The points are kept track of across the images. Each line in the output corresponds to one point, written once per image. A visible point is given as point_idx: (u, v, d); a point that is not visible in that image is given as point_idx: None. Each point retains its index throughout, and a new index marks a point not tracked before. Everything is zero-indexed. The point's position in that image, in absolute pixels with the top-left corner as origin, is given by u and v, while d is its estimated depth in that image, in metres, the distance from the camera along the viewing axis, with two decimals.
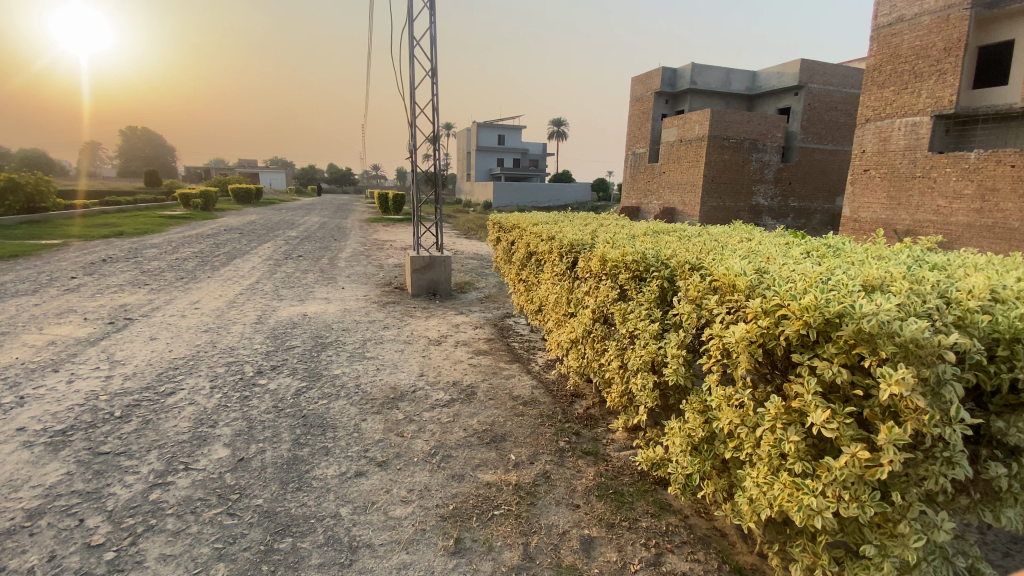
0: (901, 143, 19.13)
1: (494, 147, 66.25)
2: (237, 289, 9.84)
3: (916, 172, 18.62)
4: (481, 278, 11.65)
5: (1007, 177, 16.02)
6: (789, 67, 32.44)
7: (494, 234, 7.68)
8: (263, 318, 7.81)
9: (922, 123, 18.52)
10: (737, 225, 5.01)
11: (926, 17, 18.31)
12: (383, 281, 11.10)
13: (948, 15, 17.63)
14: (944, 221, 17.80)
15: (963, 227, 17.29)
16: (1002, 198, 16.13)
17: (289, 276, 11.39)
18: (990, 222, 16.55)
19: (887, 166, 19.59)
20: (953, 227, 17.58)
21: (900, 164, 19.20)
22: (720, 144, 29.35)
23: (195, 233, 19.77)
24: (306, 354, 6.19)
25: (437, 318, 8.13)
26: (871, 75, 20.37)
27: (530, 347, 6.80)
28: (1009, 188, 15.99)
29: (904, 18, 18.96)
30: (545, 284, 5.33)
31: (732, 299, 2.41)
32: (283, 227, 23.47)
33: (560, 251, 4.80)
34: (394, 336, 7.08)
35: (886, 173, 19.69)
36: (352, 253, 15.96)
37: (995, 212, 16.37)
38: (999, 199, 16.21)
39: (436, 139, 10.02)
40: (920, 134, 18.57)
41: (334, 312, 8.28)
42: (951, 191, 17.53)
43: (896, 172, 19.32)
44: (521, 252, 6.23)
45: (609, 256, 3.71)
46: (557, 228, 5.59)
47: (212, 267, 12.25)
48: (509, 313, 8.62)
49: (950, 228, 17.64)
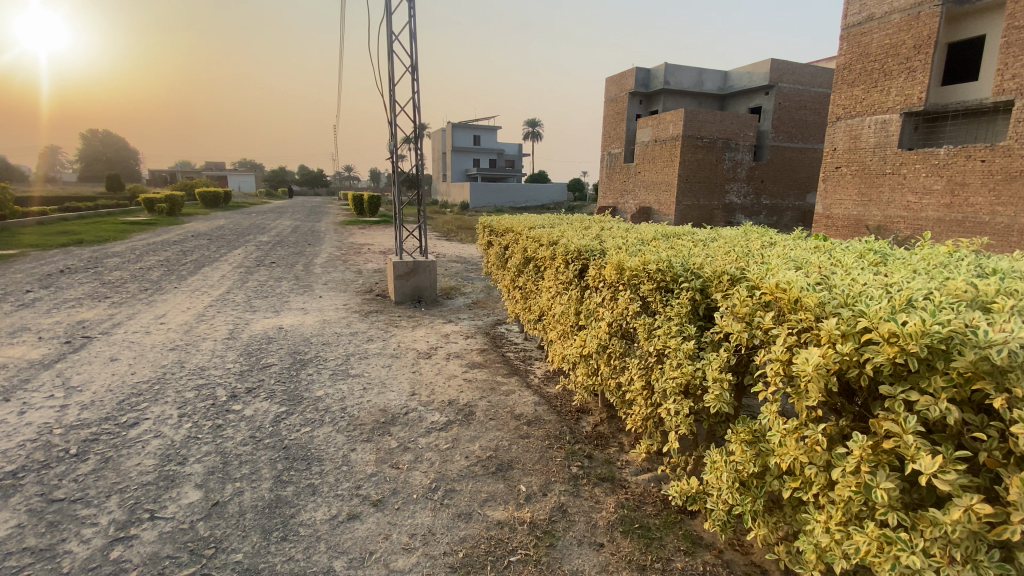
0: (872, 140, 19.40)
1: (469, 147, 65.70)
2: (207, 301, 9.18)
3: (886, 168, 18.94)
4: (466, 282, 11.23)
5: (976, 172, 16.34)
6: (760, 67, 32.90)
7: (485, 238, 7.29)
8: (236, 333, 7.23)
9: (892, 121, 18.83)
10: (748, 226, 4.72)
11: (896, 15, 18.58)
12: (364, 288, 10.58)
13: (917, 13, 17.93)
14: (915, 217, 18.14)
15: (933, 222, 17.64)
16: (971, 193, 16.50)
17: (263, 285, 10.76)
18: (960, 216, 16.92)
19: (859, 163, 19.86)
20: (924, 222, 17.94)
21: (870, 161, 19.48)
22: (697, 143, 29.51)
23: (160, 239, 18.80)
24: (285, 373, 5.68)
25: (424, 328, 7.70)
26: (841, 74, 20.66)
27: (526, 357, 6.44)
28: (979, 182, 16.32)
29: (874, 17, 19.23)
30: (545, 291, 4.96)
31: (796, 318, 2.09)
32: (254, 232, 22.57)
33: (565, 257, 4.42)
34: (381, 349, 6.61)
35: (857, 170, 19.96)
36: (329, 258, 15.34)
37: (965, 206, 16.71)
38: (969, 194, 16.55)
39: (416, 139, 9.58)
40: (890, 132, 18.88)
41: (314, 324, 7.75)
42: (921, 187, 17.88)
43: (867, 168, 19.60)
44: (517, 258, 5.86)
45: (626, 264, 3.35)
46: (557, 232, 5.22)
47: (180, 277, 11.51)
48: (500, 320, 8.24)
49: (921, 223, 18.00)
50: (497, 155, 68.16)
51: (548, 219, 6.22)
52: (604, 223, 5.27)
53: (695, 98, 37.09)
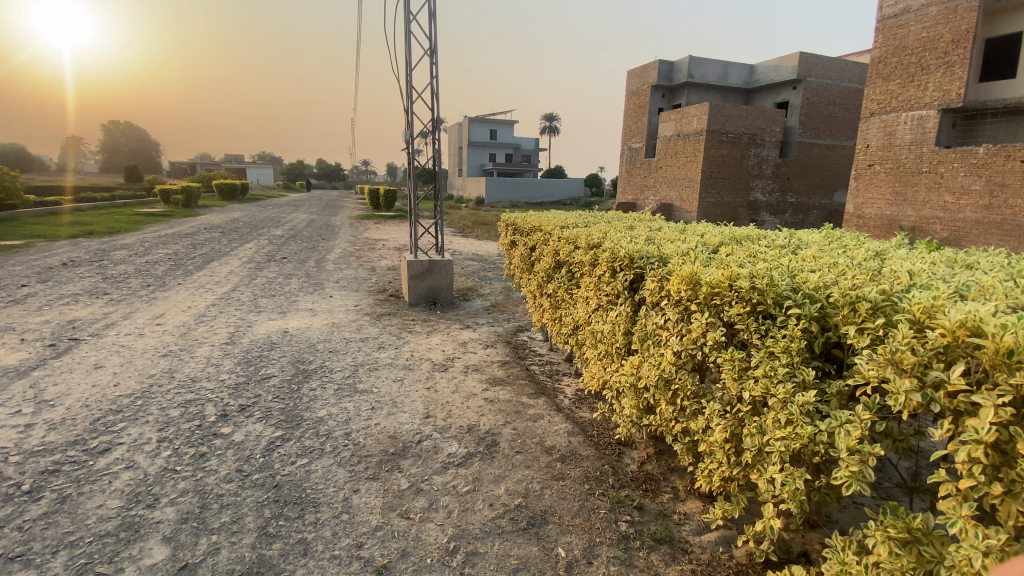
0: (907, 138, 18.17)
1: (485, 142, 64.91)
2: (210, 299, 8.63)
3: (922, 167, 17.70)
4: (484, 283, 10.54)
5: (1017, 172, 15.21)
6: (788, 61, 31.57)
7: (508, 237, 6.57)
8: (237, 336, 6.63)
9: (928, 118, 17.57)
10: (826, 230, 3.98)
11: (934, 7, 17.34)
12: (376, 287, 9.96)
13: (957, 4, 16.71)
14: (951, 218, 16.97)
15: (971, 224, 16.49)
16: (1013, 194, 15.34)
17: (270, 282, 10.21)
18: (999, 218, 15.77)
19: (893, 161, 18.62)
20: (960, 224, 16.78)
21: (905, 159, 18.24)
22: (720, 138, 28.44)
23: (173, 232, 18.46)
24: (284, 387, 5.04)
25: (440, 334, 7.02)
26: (875, 68, 19.38)
27: (553, 373, 5.72)
28: (1019, 183, 15.20)
29: (911, 9, 18.02)
30: (580, 300, 4.28)
31: (1018, 385, 1.43)
32: (268, 225, 22.16)
33: (610, 264, 3.67)
34: (392, 359, 5.94)
35: (891, 168, 18.72)
36: (342, 254, 14.78)
37: (1005, 207, 15.58)
38: (1009, 195, 15.42)
39: (433, 129, 8.88)
40: (927, 129, 17.63)
41: (320, 328, 7.12)
42: (959, 186, 16.68)
43: (902, 167, 18.36)
44: (545, 260, 5.17)
45: (705, 278, 2.64)
46: (596, 232, 4.48)
47: (186, 272, 11.00)
48: (522, 327, 7.53)
49: (958, 225, 16.83)
50: (513, 150, 67.28)
51: (584, 218, 5.53)
52: (650, 223, 4.57)
53: (719, 93, 35.83)
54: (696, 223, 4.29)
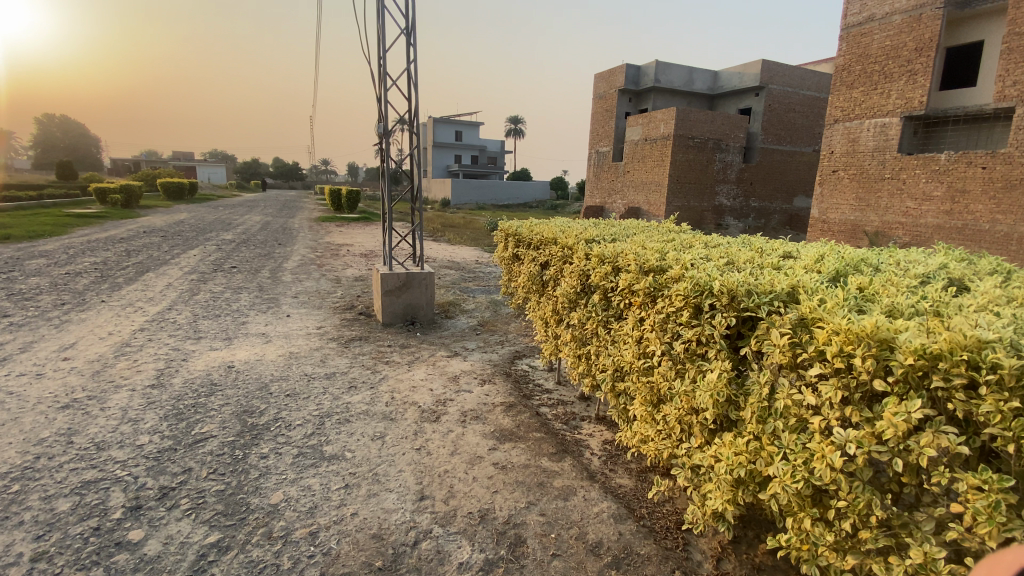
0: (871, 144, 17.99)
1: (450, 143, 63.46)
2: (138, 322, 7.14)
3: (885, 173, 17.55)
4: (465, 296, 9.39)
5: (978, 180, 15.16)
6: (751, 67, 31.69)
7: (510, 250, 5.49)
8: (169, 376, 5.25)
9: (892, 125, 17.44)
10: (938, 254, 3.16)
11: (897, 16, 17.27)
12: (341, 304, 8.67)
13: (920, 14, 16.66)
14: (913, 223, 16.83)
15: (932, 229, 16.37)
16: (974, 200, 15.27)
17: (215, 298, 8.75)
18: (960, 224, 15.69)
19: (857, 167, 18.43)
20: (922, 229, 16.64)
21: (869, 165, 18.08)
22: (688, 143, 28.25)
23: (105, 236, 16.45)
24: (227, 455, 3.79)
25: (425, 366, 5.83)
26: (839, 76, 19.16)
27: (568, 420, 4.67)
28: (980, 190, 15.14)
29: (874, 17, 17.85)
30: (627, 337, 3.26)
31: None
32: (217, 229, 20.23)
33: (692, 300, 2.62)
34: (368, 405, 4.73)
35: (855, 173, 18.51)
36: (300, 261, 13.33)
37: (965, 213, 15.53)
38: (969, 201, 15.37)
39: (412, 123, 7.69)
40: (890, 135, 17.48)
41: (275, 361, 5.81)
42: (920, 192, 16.57)
43: (866, 172, 18.18)
44: (567, 284, 4.09)
45: (911, 344, 1.69)
46: (644, 250, 3.44)
47: (113, 286, 9.35)
48: (518, 354, 6.44)
49: (919, 230, 16.68)
50: (479, 151, 66.09)
51: (611, 231, 4.51)
52: (708, 238, 3.63)
53: (683, 98, 35.67)
54: (771, 243, 3.37)
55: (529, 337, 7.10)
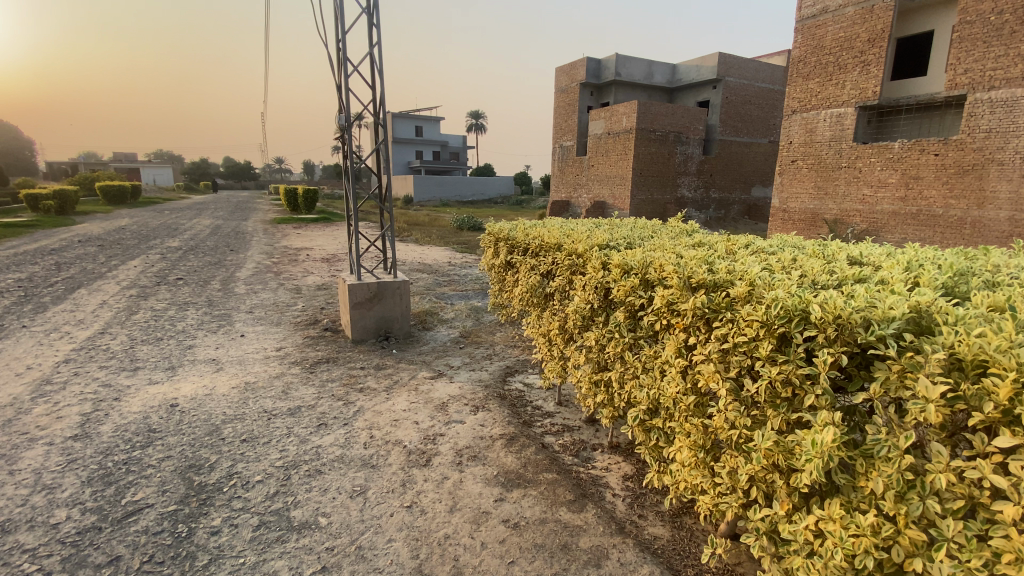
0: (827, 135, 18.01)
1: (410, 139, 61.94)
2: (64, 352, 6.10)
3: (842, 162, 17.60)
4: (442, 303, 8.68)
5: (930, 166, 15.32)
6: (708, 60, 31.86)
7: (501, 257, 4.82)
8: (95, 423, 4.32)
9: (847, 115, 17.42)
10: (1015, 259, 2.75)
11: (851, 8, 17.20)
12: (304, 318, 7.81)
13: (872, 4, 16.57)
14: (870, 210, 16.95)
15: (888, 216, 16.52)
16: (927, 186, 15.43)
17: (157, 317, 7.71)
18: (914, 210, 15.86)
19: (815, 156, 18.44)
20: (877, 216, 16.82)
21: (826, 155, 18.08)
22: (650, 136, 28.15)
23: (33, 247, 14.79)
24: (167, 535, 2.99)
25: (407, 392, 5.10)
26: (796, 67, 19.10)
27: (578, 451, 4.07)
28: (932, 176, 15.31)
29: (829, 9, 17.80)
30: (667, 366, 2.67)
31: None
32: (163, 235, 18.69)
33: (770, 329, 2.04)
34: (345, 449, 3.99)
35: (813, 163, 18.56)
36: (256, 269, 12.26)
37: (919, 199, 15.70)
38: (923, 187, 15.52)
39: (377, 116, 6.87)
40: (845, 125, 17.49)
41: (229, 394, 4.97)
42: (876, 180, 16.66)
43: (823, 162, 18.20)
44: (578, 298, 3.44)
45: None
46: (680, 258, 2.84)
47: (37, 307, 8.14)
48: (510, 370, 5.79)
49: (874, 217, 16.85)
50: (440, 148, 64.88)
51: (623, 235, 3.88)
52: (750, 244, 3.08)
53: (644, 91, 35.66)
54: (822, 253, 2.88)
55: (517, 350, 6.44)
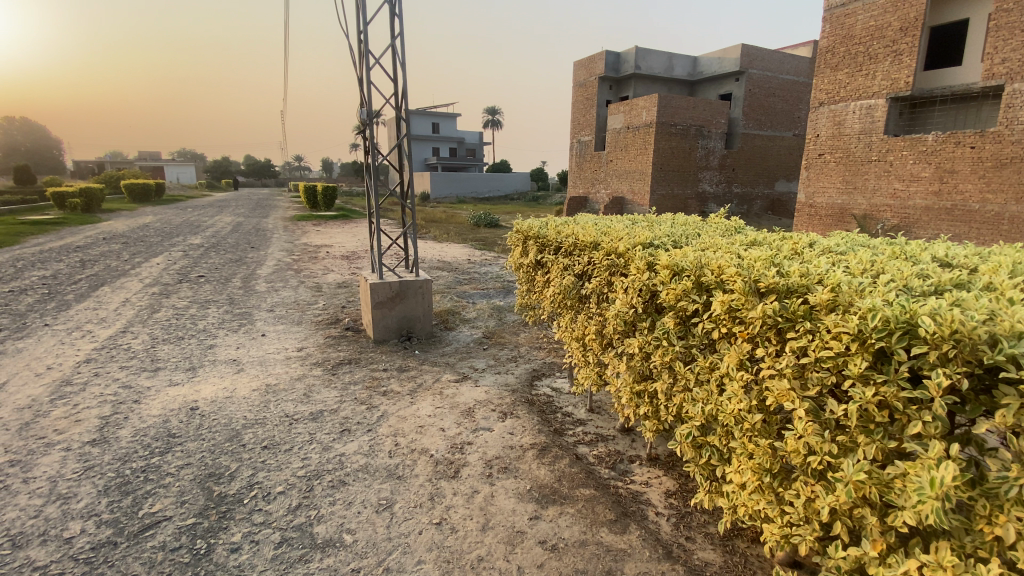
0: (856, 127, 17.06)
1: (427, 136, 61.96)
2: (86, 351, 6.04)
3: (871, 156, 16.69)
4: (464, 302, 8.48)
5: (966, 159, 14.41)
6: (730, 52, 31.09)
7: (531, 256, 4.57)
8: (114, 427, 4.21)
9: (877, 106, 16.53)
10: None
11: None
12: (325, 317, 7.68)
13: None
14: (901, 205, 16.06)
15: (920, 211, 15.65)
16: (962, 179, 14.51)
17: (179, 316, 7.65)
18: (948, 205, 14.96)
19: (843, 150, 17.52)
20: (910, 212, 15.87)
21: (855, 148, 17.16)
22: (671, 130, 27.56)
23: (61, 244, 15.01)
24: (184, 553, 2.82)
25: (431, 396, 4.90)
26: (824, 58, 18.16)
27: (614, 464, 3.82)
28: (968, 170, 14.41)
29: None
30: (728, 379, 2.43)
31: None
32: (185, 232, 18.86)
33: (867, 345, 1.81)
34: (369, 458, 3.80)
35: (841, 157, 17.60)
36: (276, 267, 12.20)
37: (953, 194, 14.81)
38: (958, 181, 14.62)
39: (400, 110, 6.66)
40: (875, 117, 16.56)
41: (250, 397, 4.82)
42: (907, 173, 15.77)
43: (852, 156, 17.28)
44: (618, 301, 3.17)
45: None
46: (739, 258, 2.59)
47: (61, 305, 8.16)
48: (537, 373, 5.54)
49: (907, 212, 15.91)
50: (456, 144, 64.76)
51: (665, 233, 3.59)
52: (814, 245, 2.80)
53: (664, 85, 34.98)
54: (897, 257, 2.65)
55: (543, 352, 6.18)
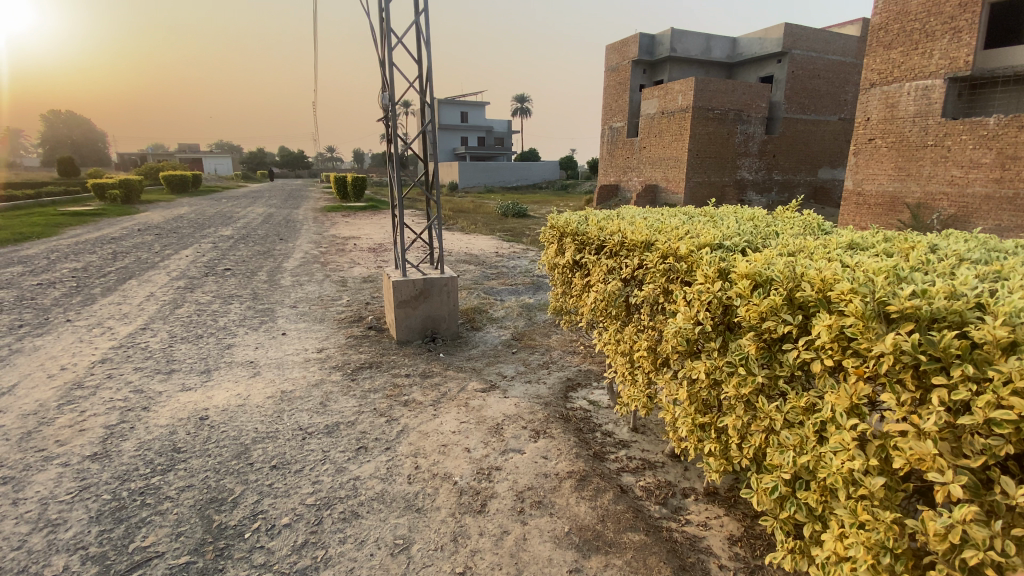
0: (911, 109, 14.89)
1: (456, 125, 61.54)
2: (102, 350, 5.83)
3: (927, 140, 14.60)
4: (491, 300, 7.99)
5: None
6: (772, 32, 29.41)
7: (567, 256, 4.05)
8: (117, 439, 3.92)
9: (935, 87, 14.38)
10: None
11: None
12: (347, 315, 7.34)
13: None
14: (959, 193, 14.10)
15: (980, 200, 13.73)
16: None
17: (201, 312, 7.43)
18: (1010, 193, 13.17)
19: (895, 134, 15.32)
20: (968, 200, 13.95)
21: (909, 132, 15.01)
22: (708, 115, 26.29)
23: (97, 236, 15.21)
24: None
25: (456, 408, 4.45)
26: (875, 36, 15.81)
27: (666, 499, 3.31)
28: None
29: None
30: (834, 426, 1.92)
31: None
32: (217, 224, 18.96)
33: None
34: (386, 484, 3.37)
35: (894, 142, 15.42)
36: (303, 259, 11.99)
37: (1016, 180, 13.01)
38: (1022, 167, 12.82)
39: (424, 93, 6.16)
40: (933, 99, 14.44)
41: (263, 406, 4.48)
42: (967, 160, 13.83)
43: (906, 140, 15.12)
44: (679, 317, 2.64)
45: None
46: (846, 269, 2.05)
47: (85, 299, 8.05)
48: (571, 384, 5.02)
49: (965, 201, 13.98)
50: (485, 133, 64.11)
51: (733, 231, 3.02)
52: (938, 252, 2.22)
53: (701, 68, 33.45)
54: None
55: (577, 358, 5.65)
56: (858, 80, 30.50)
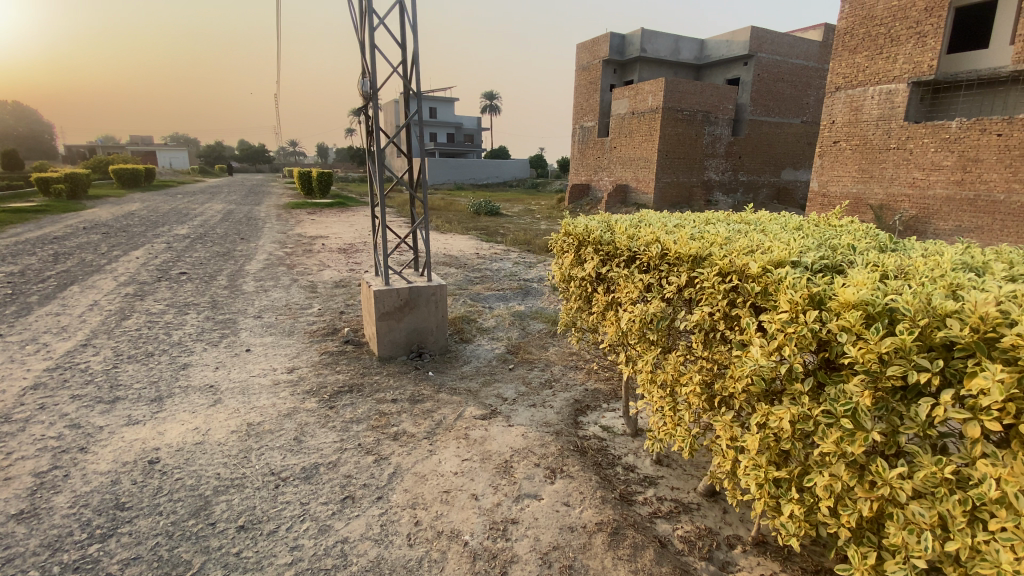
0: (875, 113, 15.04)
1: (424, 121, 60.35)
2: (34, 373, 4.99)
3: (890, 143, 14.76)
4: (477, 307, 7.42)
5: (993, 148, 12.70)
6: (738, 35, 29.63)
7: (587, 268, 3.55)
8: (47, 493, 3.18)
9: (899, 91, 14.51)
10: None
11: None
12: (320, 326, 6.64)
13: None
14: (920, 195, 14.26)
15: (940, 202, 13.88)
16: (988, 169, 12.81)
17: (153, 324, 6.59)
18: (971, 195, 13.28)
19: (860, 136, 15.47)
20: (929, 202, 14.10)
21: (873, 135, 15.16)
22: (677, 116, 26.33)
23: (37, 235, 13.87)
24: None
25: (454, 441, 3.87)
26: (840, 41, 15.92)
27: (711, 552, 2.85)
28: (995, 159, 12.71)
29: None
30: (999, 508, 1.51)
31: None
32: (171, 221, 17.69)
33: None
34: (382, 548, 2.79)
35: (858, 144, 15.56)
36: (267, 262, 11.11)
37: (977, 183, 13.10)
38: (983, 170, 12.92)
39: (410, 83, 5.57)
40: (896, 103, 14.58)
41: (228, 443, 3.81)
42: (928, 162, 13.96)
43: (869, 143, 15.28)
44: (757, 350, 2.16)
45: None
46: (999, 303, 1.63)
47: (15, 309, 7.05)
48: (580, 407, 4.51)
49: (926, 203, 14.13)
50: (455, 129, 63.12)
51: (799, 245, 2.59)
52: None
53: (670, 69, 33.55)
54: None
55: (581, 375, 5.15)
56: (820, 84, 31.10)
